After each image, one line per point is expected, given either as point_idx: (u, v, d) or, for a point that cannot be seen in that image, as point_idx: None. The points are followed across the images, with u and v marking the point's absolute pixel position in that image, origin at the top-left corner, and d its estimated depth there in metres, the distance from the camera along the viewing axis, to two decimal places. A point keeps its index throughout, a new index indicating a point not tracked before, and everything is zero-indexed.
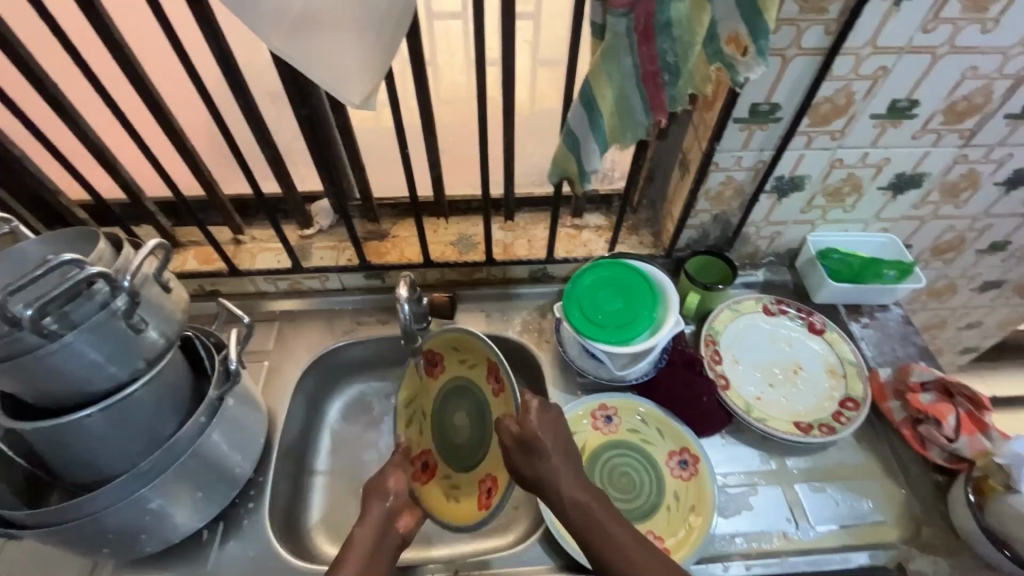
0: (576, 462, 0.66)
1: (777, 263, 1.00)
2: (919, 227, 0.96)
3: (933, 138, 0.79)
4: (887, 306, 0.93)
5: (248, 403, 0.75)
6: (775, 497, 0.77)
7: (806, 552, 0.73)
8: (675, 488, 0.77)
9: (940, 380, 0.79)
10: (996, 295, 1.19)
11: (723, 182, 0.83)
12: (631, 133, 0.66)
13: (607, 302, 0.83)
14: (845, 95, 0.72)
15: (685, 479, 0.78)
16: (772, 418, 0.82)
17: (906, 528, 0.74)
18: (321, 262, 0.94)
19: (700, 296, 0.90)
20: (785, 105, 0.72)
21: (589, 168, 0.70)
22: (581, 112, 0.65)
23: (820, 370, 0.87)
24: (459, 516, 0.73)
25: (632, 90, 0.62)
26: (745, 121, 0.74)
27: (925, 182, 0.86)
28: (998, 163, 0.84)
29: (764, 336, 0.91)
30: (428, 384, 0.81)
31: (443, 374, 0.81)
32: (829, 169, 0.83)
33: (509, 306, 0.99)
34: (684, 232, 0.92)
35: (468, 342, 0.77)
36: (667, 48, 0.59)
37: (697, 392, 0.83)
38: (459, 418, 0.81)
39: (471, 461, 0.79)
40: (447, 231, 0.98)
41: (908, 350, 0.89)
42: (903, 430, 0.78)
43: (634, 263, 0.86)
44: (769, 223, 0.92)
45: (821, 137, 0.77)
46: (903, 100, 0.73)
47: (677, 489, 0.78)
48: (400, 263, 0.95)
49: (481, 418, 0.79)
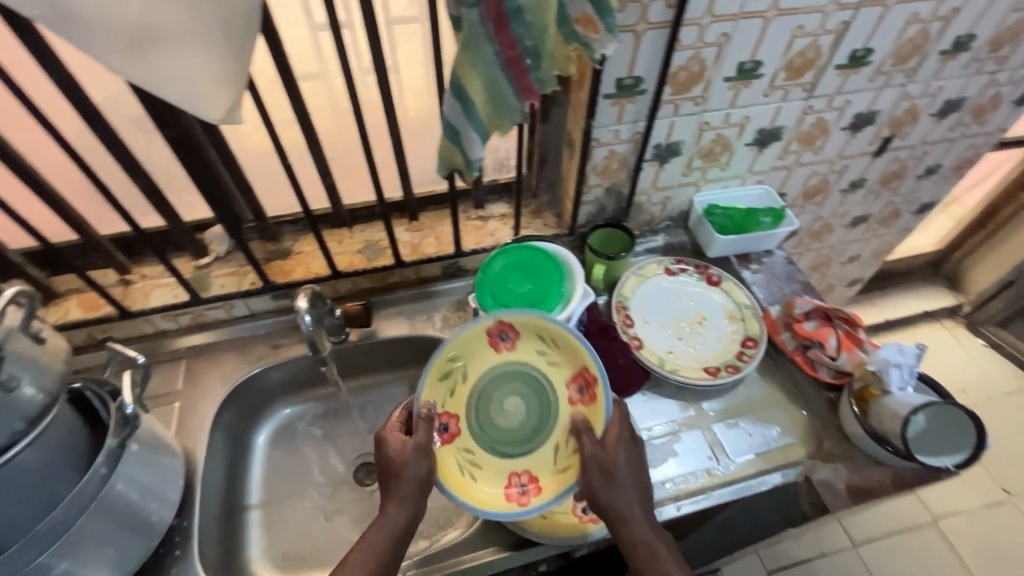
0: (641, 493, 0.72)
1: (673, 226, 1.07)
2: (787, 176, 1.06)
3: (781, 94, 0.88)
4: (771, 251, 1.02)
5: (159, 446, 0.71)
6: (696, 440, 0.83)
7: (727, 483, 0.79)
8: None
9: (819, 308, 0.88)
10: (865, 228, 1.33)
11: (608, 156, 0.88)
12: (507, 119, 0.69)
13: (516, 284, 0.86)
14: (698, 63, 0.78)
15: None
16: (684, 368, 0.88)
17: (809, 445, 0.82)
18: (222, 290, 0.91)
19: (605, 266, 0.95)
20: (647, 77, 0.77)
21: (474, 157, 0.71)
22: (454, 103, 0.67)
23: (721, 317, 0.94)
24: (483, 497, 0.73)
25: (499, 77, 0.65)
26: (614, 96, 0.78)
27: (783, 134, 0.96)
28: (840, 110, 0.95)
29: (669, 295, 0.97)
30: (485, 353, 0.77)
31: (507, 351, 0.77)
32: (699, 133, 0.90)
33: (428, 305, 0.99)
34: (582, 209, 0.96)
35: (561, 338, 0.74)
36: (523, 33, 0.61)
37: (613, 355, 0.88)
38: (509, 403, 0.76)
39: (516, 449, 0.76)
40: (353, 240, 0.98)
41: (793, 287, 0.98)
42: (796, 357, 0.86)
43: (537, 244, 0.89)
44: (657, 189, 0.98)
45: (685, 104, 0.84)
46: (748, 62, 0.81)
47: None
48: (307, 279, 0.93)
49: (536, 410, 0.76)
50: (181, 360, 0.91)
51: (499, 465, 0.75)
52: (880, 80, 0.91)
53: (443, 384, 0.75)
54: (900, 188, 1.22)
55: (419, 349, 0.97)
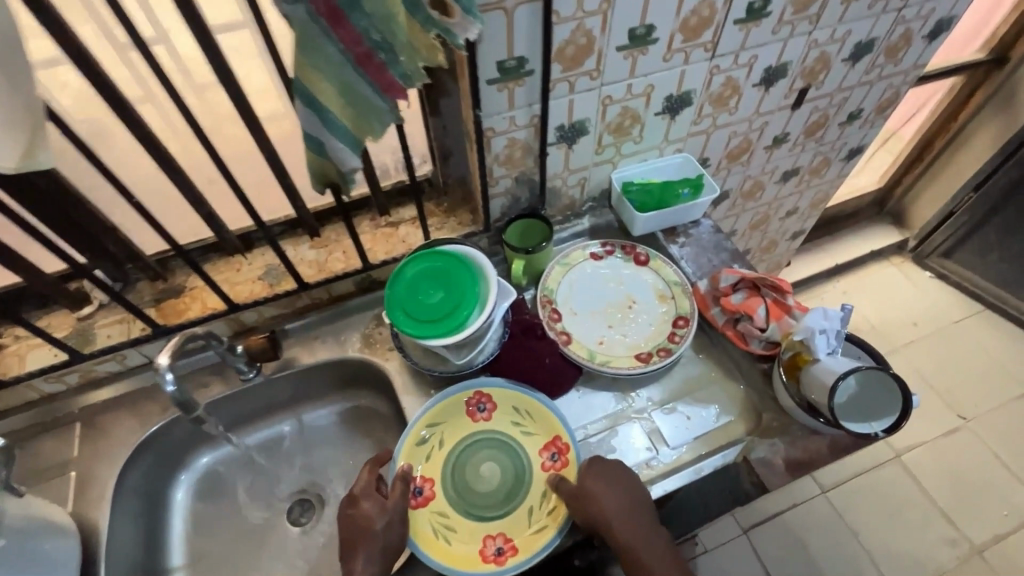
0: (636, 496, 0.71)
1: (597, 207, 1.03)
2: (707, 140, 1.01)
3: (682, 57, 0.82)
4: (698, 221, 0.99)
5: (42, 530, 0.64)
6: (633, 432, 0.80)
7: (668, 474, 0.76)
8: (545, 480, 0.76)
9: (746, 279, 0.84)
10: (798, 182, 1.31)
11: (508, 145, 0.82)
12: (377, 121, 0.63)
13: (428, 296, 0.80)
14: (584, 34, 0.72)
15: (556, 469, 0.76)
16: (615, 359, 0.84)
17: (748, 421, 0.79)
18: (109, 340, 0.82)
19: (525, 261, 0.89)
20: (531, 56, 0.71)
21: (348, 168, 0.65)
22: (308, 113, 0.59)
23: (651, 298, 0.91)
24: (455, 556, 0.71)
25: (354, 77, 0.58)
26: (498, 81, 0.72)
27: (693, 98, 0.91)
28: (748, 66, 0.90)
29: (596, 282, 0.93)
30: (462, 423, 0.80)
31: (484, 422, 0.81)
32: (603, 108, 0.84)
33: (345, 324, 0.93)
34: (494, 203, 0.91)
35: (540, 409, 0.79)
36: (367, 25, 0.54)
37: (539, 355, 0.83)
38: (484, 468, 0.78)
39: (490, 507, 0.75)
40: (252, 266, 0.90)
41: (722, 256, 0.94)
42: (727, 332, 0.83)
43: (445, 248, 0.84)
44: (571, 171, 0.93)
45: (580, 80, 0.78)
46: (639, 27, 0.75)
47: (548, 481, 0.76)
48: (203, 316, 0.85)
49: (510, 469, 0.78)
50: (77, 422, 0.83)
51: (473, 525, 0.74)
52: (785, 30, 0.87)
53: (420, 450, 0.78)
54: (826, 137, 1.19)
55: (341, 372, 0.91)
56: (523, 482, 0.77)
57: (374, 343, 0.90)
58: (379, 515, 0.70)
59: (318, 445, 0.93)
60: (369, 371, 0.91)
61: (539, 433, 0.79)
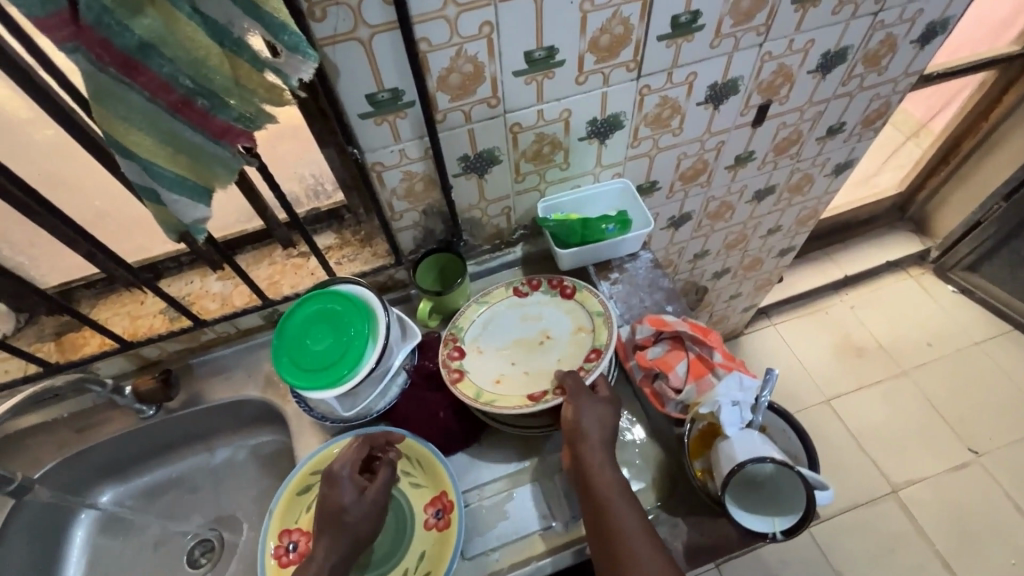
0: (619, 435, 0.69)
1: (530, 235, 0.95)
2: (650, 163, 0.91)
3: (600, 78, 0.73)
4: (635, 255, 0.89)
5: None
6: (530, 497, 0.73)
7: (560, 548, 0.69)
8: (425, 544, 0.70)
9: (665, 330, 0.76)
10: (776, 200, 1.18)
11: (405, 178, 0.75)
12: (216, 166, 0.57)
13: (313, 342, 0.75)
14: (468, 61, 0.64)
15: (436, 531, 0.70)
16: (502, 399, 0.74)
17: (661, 490, 0.70)
18: (6, 377, 0.81)
19: (434, 302, 0.83)
20: (406, 87, 0.63)
21: (192, 219, 0.59)
22: (132, 165, 0.53)
23: (569, 331, 0.80)
24: None
25: (175, 125, 0.52)
26: (374, 115, 0.65)
27: (624, 121, 0.81)
28: (687, 84, 0.79)
29: (513, 317, 0.84)
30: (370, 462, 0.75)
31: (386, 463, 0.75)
32: (512, 136, 0.76)
33: (253, 360, 0.89)
34: (402, 235, 0.84)
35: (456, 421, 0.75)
36: (171, 70, 0.48)
37: (435, 408, 0.78)
38: None
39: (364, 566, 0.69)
40: (155, 299, 0.86)
41: (656, 296, 0.85)
42: (644, 389, 0.75)
43: (340, 288, 0.79)
44: (490, 202, 0.85)
45: (474, 109, 0.69)
46: (536, 50, 0.66)
47: (428, 545, 0.69)
48: (99, 353, 0.82)
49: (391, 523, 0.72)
50: None
51: None
52: (727, 43, 0.76)
53: (299, 500, 0.73)
54: (802, 154, 1.06)
55: (245, 410, 0.87)
56: (401, 539, 0.70)
57: (277, 382, 0.86)
58: (354, 505, 0.65)
59: (224, 483, 0.90)
60: (274, 411, 0.87)
61: (427, 486, 0.73)
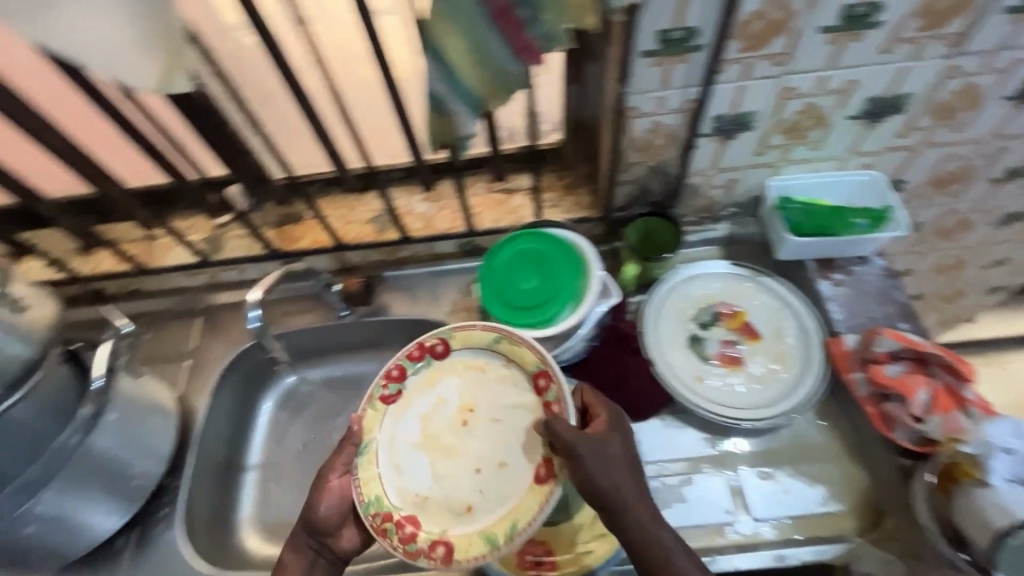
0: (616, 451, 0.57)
1: (741, 214, 0.87)
2: (910, 159, 0.79)
3: (910, 49, 0.63)
4: (867, 258, 0.79)
5: (149, 409, 0.73)
6: (713, 488, 0.69)
7: (741, 548, 0.66)
8: None
9: (912, 349, 0.67)
10: (1022, 228, 1.01)
11: (651, 129, 0.70)
12: (502, 85, 0.56)
13: (521, 280, 0.74)
14: (780, 7, 0.57)
15: None
16: (522, 513, 0.57)
17: (862, 519, 0.66)
18: (234, 253, 0.89)
19: (640, 267, 0.81)
20: (703, 28, 0.58)
21: (464, 133, 0.59)
22: (433, 66, 0.53)
23: (496, 385, 0.65)
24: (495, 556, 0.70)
25: (486, 33, 0.51)
26: (656, 54, 0.60)
27: (908, 104, 0.70)
28: (1004, 72, 0.67)
29: (410, 442, 0.65)
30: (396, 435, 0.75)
31: None
32: (779, 101, 0.68)
33: (439, 285, 0.91)
34: (619, 190, 0.80)
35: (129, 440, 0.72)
36: None
37: (628, 373, 0.75)
38: None
39: None
40: (365, 208, 0.90)
41: (888, 310, 0.76)
42: (867, 408, 0.67)
43: (553, 231, 0.76)
44: (719, 170, 0.78)
45: (758, 64, 0.63)
46: (859, 4, 0.58)
47: None
48: (314, 248, 0.88)
49: None
50: (199, 317, 0.92)
51: None
52: None
53: None
54: None
55: (424, 331, 0.90)
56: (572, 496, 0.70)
57: (461, 311, 0.88)
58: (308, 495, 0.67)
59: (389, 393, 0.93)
60: None
61: None
